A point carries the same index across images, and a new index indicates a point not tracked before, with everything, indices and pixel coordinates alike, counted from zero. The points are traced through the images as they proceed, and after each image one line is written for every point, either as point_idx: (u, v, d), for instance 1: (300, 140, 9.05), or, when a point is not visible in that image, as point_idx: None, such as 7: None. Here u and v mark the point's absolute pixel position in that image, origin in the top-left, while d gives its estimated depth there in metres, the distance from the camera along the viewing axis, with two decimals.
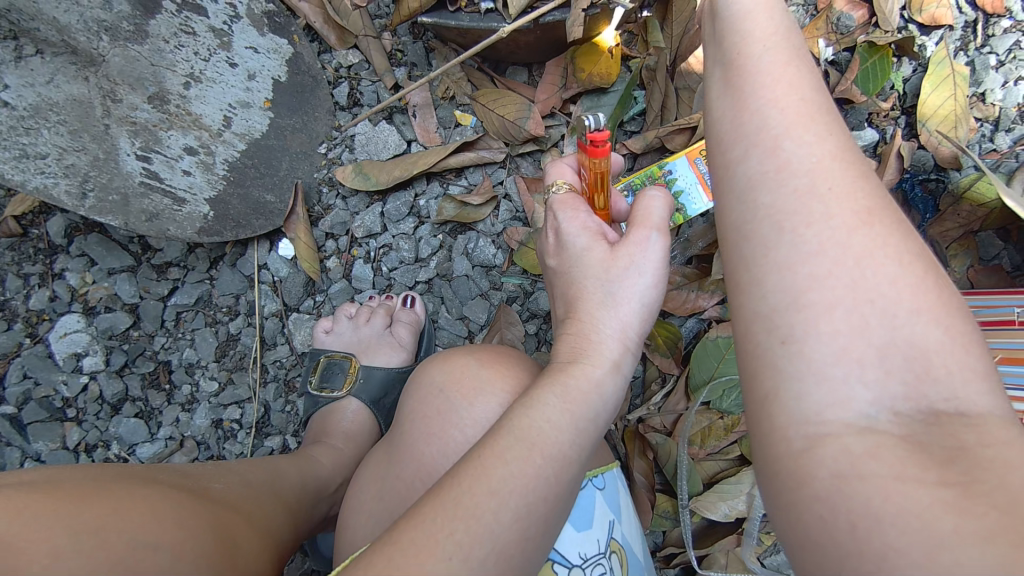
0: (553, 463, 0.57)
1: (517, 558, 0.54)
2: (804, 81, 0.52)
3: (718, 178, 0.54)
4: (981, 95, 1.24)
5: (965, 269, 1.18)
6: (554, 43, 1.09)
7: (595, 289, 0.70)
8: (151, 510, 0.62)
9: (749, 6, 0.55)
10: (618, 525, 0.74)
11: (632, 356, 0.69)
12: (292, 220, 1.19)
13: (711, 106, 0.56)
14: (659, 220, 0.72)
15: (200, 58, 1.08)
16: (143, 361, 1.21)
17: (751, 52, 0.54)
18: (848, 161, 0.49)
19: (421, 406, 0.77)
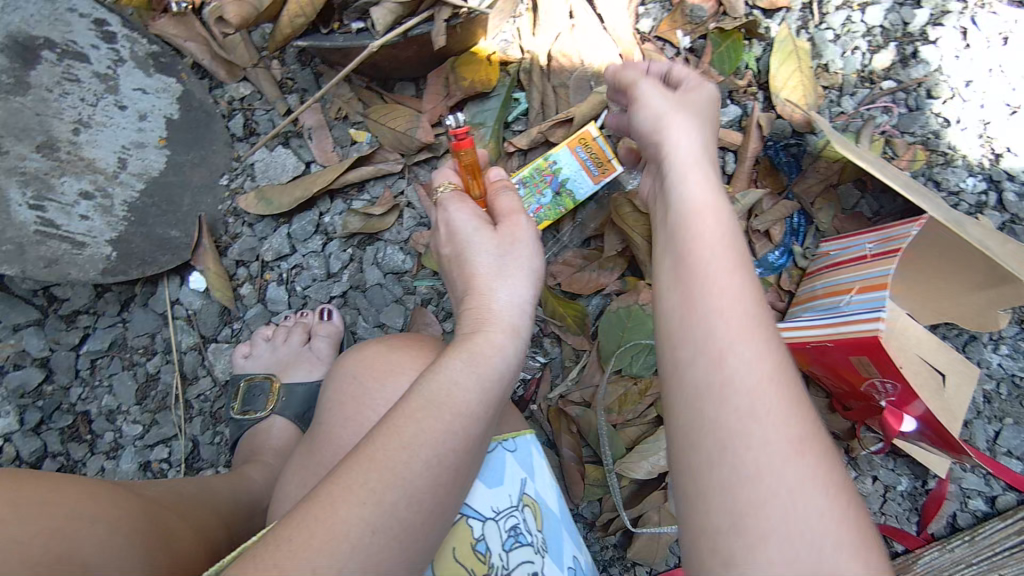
0: (461, 418, 0.61)
1: (429, 503, 0.57)
2: (758, 339, 0.59)
3: (667, 338, 0.63)
4: (825, 66, 1.40)
5: (831, 220, 1.32)
6: (435, 56, 1.17)
7: (489, 266, 0.74)
8: (95, 495, 0.69)
9: (696, 201, 0.69)
10: (530, 483, 0.74)
11: (528, 320, 0.73)
12: (200, 252, 1.21)
13: (661, 296, 0.66)
14: (514, 203, 0.81)
15: (87, 104, 1.10)
16: (60, 415, 1.20)
17: (698, 254, 0.65)
18: (771, 353, 0.59)
19: (339, 393, 0.80)
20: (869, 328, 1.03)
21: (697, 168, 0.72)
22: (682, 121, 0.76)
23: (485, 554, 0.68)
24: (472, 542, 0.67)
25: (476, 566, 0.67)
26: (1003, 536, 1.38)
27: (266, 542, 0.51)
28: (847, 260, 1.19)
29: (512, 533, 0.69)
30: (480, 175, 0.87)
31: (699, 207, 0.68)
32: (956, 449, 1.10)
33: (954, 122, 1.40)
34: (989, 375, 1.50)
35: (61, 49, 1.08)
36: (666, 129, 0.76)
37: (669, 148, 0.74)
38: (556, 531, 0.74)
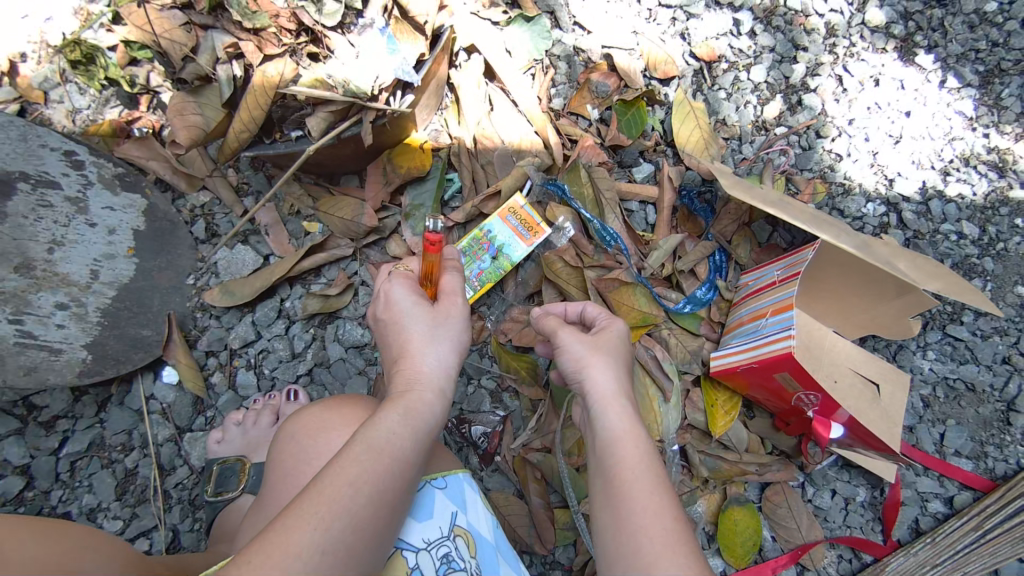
0: (398, 462, 0.71)
1: (370, 531, 0.67)
2: (672, 535, 0.72)
3: (608, 555, 0.74)
4: (722, 120, 1.58)
5: (750, 253, 1.45)
6: (373, 149, 1.31)
7: (421, 335, 0.84)
8: (95, 537, 0.81)
9: (614, 419, 0.83)
10: (462, 515, 0.87)
11: (452, 384, 0.85)
12: (170, 347, 1.31)
13: (601, 516, 0.78)
14: (457, 288, 0.93)
15: (60, 225, 1.22)
16: (42, 519, 1.25)
17: (623, 473, 0.77)
18: (684, 544, 0.71)
19: (279, 456, 0.89)
20: (784, 346, 1.11)
21: (618, 400, 0.85)
22: (603, 360, 0.90)
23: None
24: (408, 571, 0.79)
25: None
26: (963, 533, 1.36)
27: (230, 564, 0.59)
28: (756, 290, 1.31)
29: (444, 560, 0.81)
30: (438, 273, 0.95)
31: (622, 439, 0.81)
32: (886, 449, 1.17)
33: (846, 156, 1.57)
34: (924, 380, 1.49)
35: (34, 180, 1.21)
36: (589, 363, 0.89)
37: (586, 363, 0.89)
38: (489, 555, 0.86)
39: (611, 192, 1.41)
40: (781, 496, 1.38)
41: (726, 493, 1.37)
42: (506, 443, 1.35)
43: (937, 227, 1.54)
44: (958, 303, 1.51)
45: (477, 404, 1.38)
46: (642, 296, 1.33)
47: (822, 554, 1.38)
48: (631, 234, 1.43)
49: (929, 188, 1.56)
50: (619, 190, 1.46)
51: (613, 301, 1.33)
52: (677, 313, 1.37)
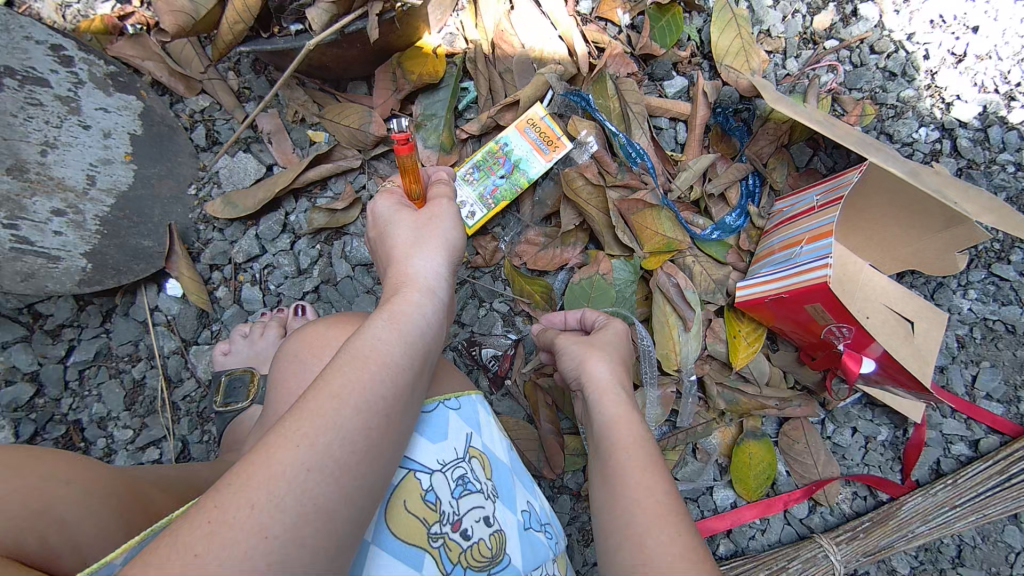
0: (386, 369, 0.66)
1: (363, 444, 0.62)
2: (667, 511, 0.66)
3: (604, 537, 0.69)
4: (765, 31, 1.43)
5: (786, 178, 1.34)
6: (381, 52, 1.21)
7: (405, 238, 0.81)
8: (71, 462, 0.74)
9: (610, 407, 0.79)
10: (476, 436, 0.83)
11: (445, 289, 0.80)
12: (173, 260, 1.26)
13: (596, 502, 0.73)
14: (445, 193, 0.89)
15: (52, 125, 1.14)
16: (52, 426, 1.25)
17: (616, 455, 0.73)
18: (678, 522, 0.65)
19: (281, 375, 0.85)
20: (820, 275, 1.03)
21: (613, 387, 0.82)
22: (600, 353, 0.87)
23: (435, 503, 0.75)
24: (422, 493, 0.75)
25: (428, 514, 0.75)
26: (986, 477, 1.31)
27: (209, 490, 0.55)
28: (791, 217, 1.22)
29: (458, 481, 0.78)
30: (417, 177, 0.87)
31: (617, 423, 0.77)
32: (917, 389, 1.12)
33: (901, 74, 1.43)
34: (961, 320, 1.40)
35: (21, 75, 1.11)
36: (588, 356, 0.87)
37: (583, 356, 0.87)
38: (502, 476, 0.84)
39: (640, 105, 1.31)
40: (801, 433, 1.34)
41: (743, 426, 1.33)
42: (517, 367, 1.30)
43: (995, 157, 1.41)
44: (1008, 240, 1.40)
45: (489, 327, 1.33)
46: (667, 220, 1.26)
47: (837, 491, 1.35)
48: (658, 151, 1.34)
49: (991, 114, 1.41)
50: (647, 105, 1.34)
51: (636, 224, 1.26)
52: (703, 239, 1.29)
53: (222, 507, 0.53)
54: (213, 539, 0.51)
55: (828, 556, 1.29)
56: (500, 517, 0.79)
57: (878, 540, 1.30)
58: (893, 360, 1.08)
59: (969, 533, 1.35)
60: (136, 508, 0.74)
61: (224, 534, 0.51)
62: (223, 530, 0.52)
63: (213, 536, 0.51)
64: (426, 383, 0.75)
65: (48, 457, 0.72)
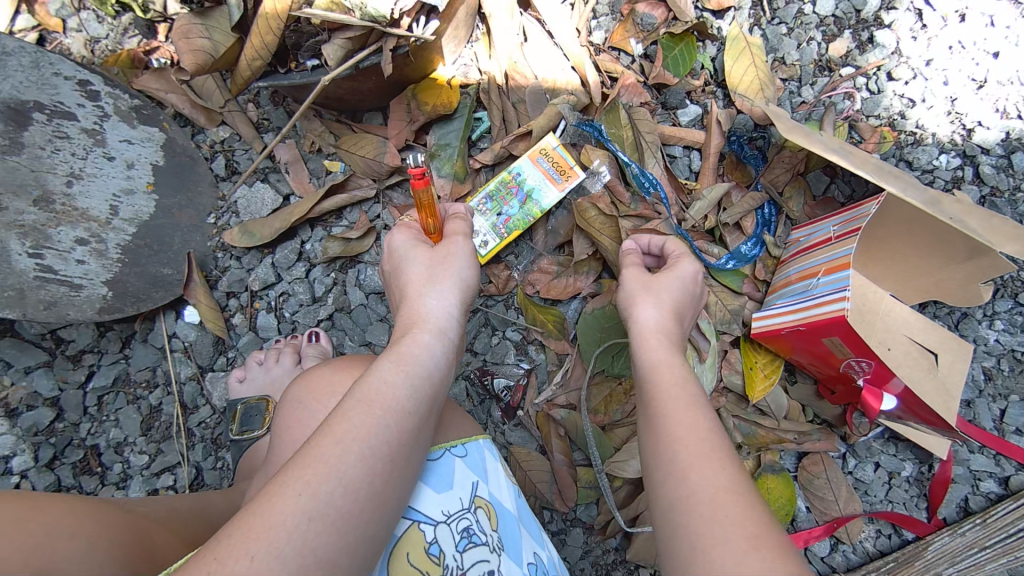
0: (392, 412, 0.66)
1: (366, 491, 0.62)
2: (711, 444, 0.68)
3: (647, 469, 0.70)
4: (780, 59, 1.43)
5: (802, 207, 1.32)
6: (396, 84, 1.24)
7: (419, 274, 0.84)
8: (72, 515, 0.73)
9: (655, 352, 0.81)
10: (482, 486, 0.83)
11: (455, 327, 0.81)
12: (191, 286, 1.28)
13: (640, 438, 0.74)
14: (462, 229, 0.92)
15: (77, 157, 1.18)
16: (71, 450, 1.27)
17: (660, 395, 0.75)
18: (720, 456, 0.66)
19: (286, 419, 0.86)
20: (838, 308, 1.01)
21: (656, 335, 0.84)
22: (647, 298, 0.89)
23: (438, 556, 0.75)
24: (426, 546, 0.75)
25: (431, 568, 0.74)
26: (1017, 517, 1.25)
27: (208, 542, 0.55)
28: (807, 247, 1.20)
29: (463, 533, 0.77)
30: (435, 212, 0.92)
31: (660, 367, 0.79)
32: (941, 426, 1.08)
33: (920, 101, 1.41)
34: (988, 351, 1.36)
35: (49, 110, 1.16)
36: (636, 303, 0.90)
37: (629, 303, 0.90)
38: (510, 527, 0.83)
39: (653, 135, 1.30)
40: (821, 467, 1.31)
41: (761, 460, 1.29)
42: (529, 397, 1.30)
43: (1020, 184, 1.38)
44: None
45: (501, 356, 1.32)
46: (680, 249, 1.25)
47: (860, 528, 1.31)
48: (672, 180, 1.33)
49: (1015, 140, 1.38)
50: (661, 134, 1.34)
51: None
52: (718, 269, 1.28)
53: (221, 561, 0.53)
54: None
55: None
56: (506, 572, 0.77)
57: None
58: (914, 395, 1.05)
59: None
60: (142, 556, 0.73)
61: None
62: None
63: None
64: (433, 427, 0.75)
65: (49, 510, 0.71)
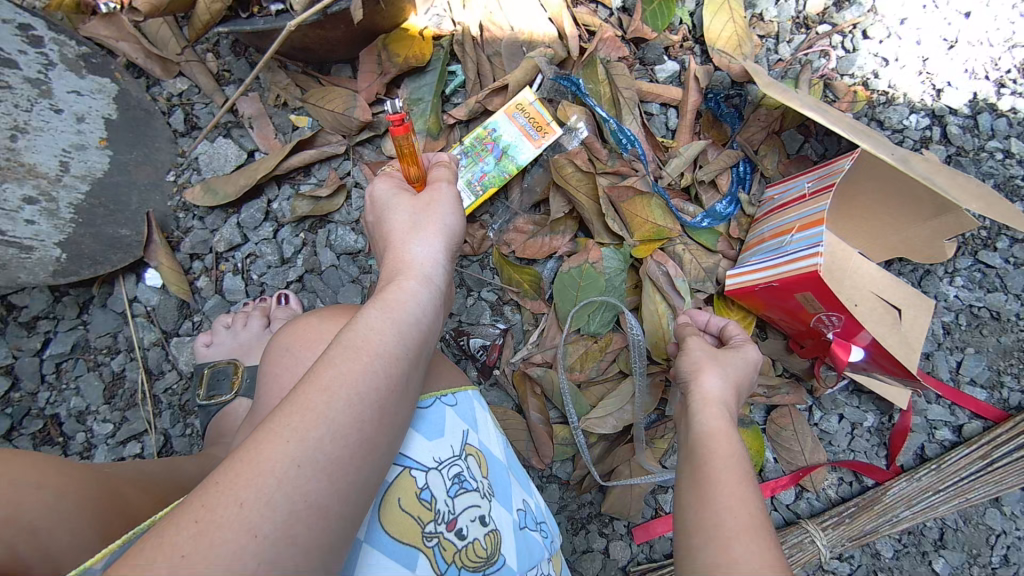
0: (380, 358, 0.70)
1: (355, 438, 0.65)
2: (758, 520, 0.65)
3: (684, 531, 0.67)
4: (759, 15, 1.42)
5: (777, 165, 1.33)
6: (364, 33, 1.17)
7: (402, 222, 0.85)
8: (39, 464, 0.71)
9: (711, 418, 0.77)
10: (472, 435, 0.91)
11: (443, 272, 0.84)
12: (152, 248, 1.22)
13: (679, 499, 0.71)
14: (445, 175, 0.93)
15: (21, 109, 1.10)
16: (30, 420, 1.22)
17: (710, 461, 0.71)
18: (763, 537, 0.63)
19: (272, 368, 0.87)
20: (811, 264, 1.02)
21: (714, 397, 0.79)
22: (712, 366, 0.85)
23: (430, 501, 0.82)
24: (418, 491, 0.82)
25: (423, 513, 0.81)
26: (969, 461, 1.33)
27: (197, 490, 0.58)
28: (781, 204, 1.21)
29: (454, 479, 0.85)
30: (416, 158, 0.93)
31: (717, 433, 0.74)
32: (903, 375, 1.12)
33: (892, 61, 1.42)
34: (948, 307, 1.41)
35: None
36: (697, 366, 0.85)
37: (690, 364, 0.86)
38: (495, 471, 0.91)
39: (630, 91, 1.28)
40: (788, 420, 1.35)
41: None
42: (506, 357, 1.30)
43: (984, 145, 1.41)
44: (994, 228, 1.40)
45: (477, 316, 1.32)
46: (658, 208, 1.25)
47: (823, 477, 1.37)
48: (649, 137, 1.32)
49: (981, 101, 1.41)
50: (639, 90, 1.33)
51: (626, 212, 1.24)
52: (693, 227, 1.28)
53: (210, 507, 0.56)
54: (199, 540, 0.54)
55: (813, 542, 1.31)
56: (495, 516, 0.86)
57: (863, 524, 1.32)
58: (881, 348, 1.08)
59: (952, 517, 1.37)
60: (111, 516, 0.72)
61: (211, 536, 0.54)
62: (212, 530, 0.54)
63: (201, 535, 0.54)
64: (422, 374, 0.78)
65: (15, 460, 0.69)
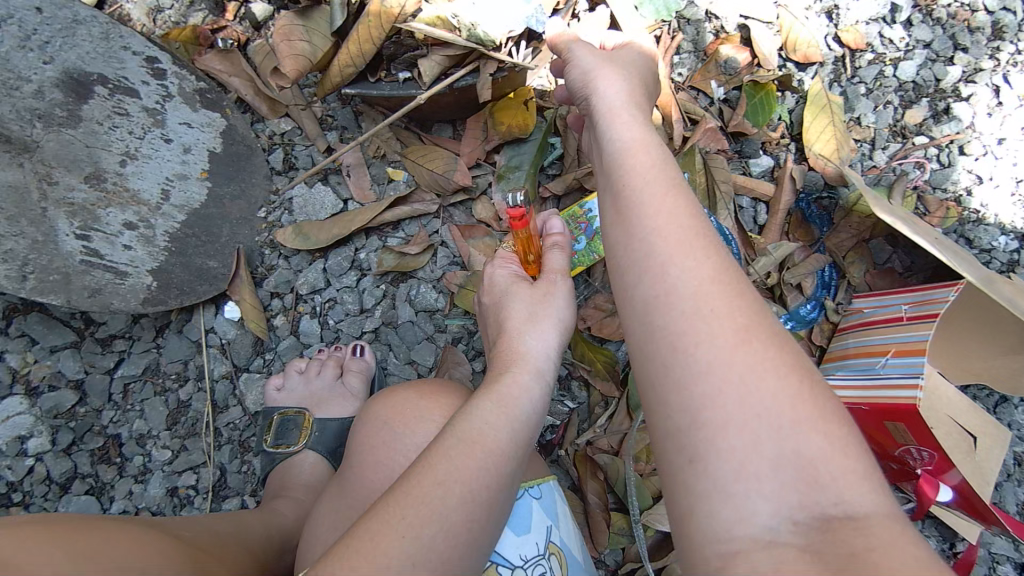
0: (491, 455, 0.74)
1: (465, 535, 0.69)
2: (682, 214, 0.66)
3: (623, 280, 0.66)
4: (856, 119, 1.40)
5: (862, 275, 1.30)
6: (470, 103, 1.20)
7: (520, 310, 0.95)
8: (134, 539, 0.69)
9: (628, 137, 0.75)
10: (555, 530, 0.90)
11: (552, 368, 0.90)
12: (236, 283, 1.24)
13: (609, 230, 0.71)
14: (559, 266, 1.02)
15: (134, 136, 1.13)
16: (90, 437, 1.22)
17: (633, 183, 0.70)
18: (694, 243, 0.63)
19: (371, 436, 0.93)
20: (908, 396, 1.01)
21: (621, 113, 0.79)
22: (608, 72, 0.85)
23: None
24: None
25: None
26: None
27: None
28: (877, 318, 1.19)
29: None
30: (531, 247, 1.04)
31: (630, 144, 0.74)
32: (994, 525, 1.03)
33: (987, 180, 1.36)
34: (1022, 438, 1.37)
35: (112, 84, 1.11)
36: (596, 78, 0.85)
37: (602, 97, 0.82)
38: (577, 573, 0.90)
39: (727, 185, 1.29)
40: None
41: None
42: (569, 436, 1.29)
43: None
44: None
45: None
46: None
47: None
48: (740, 232, 1.32)
49: None
50: (733, 183, 1.33)
51: None
52: None
53: None
54: None
55: None
56: None
57: None
58: (971, 494, 1.02)
59: None
60: None
61: None
62: None
63: None
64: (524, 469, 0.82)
65: (115, 539, 0.67)
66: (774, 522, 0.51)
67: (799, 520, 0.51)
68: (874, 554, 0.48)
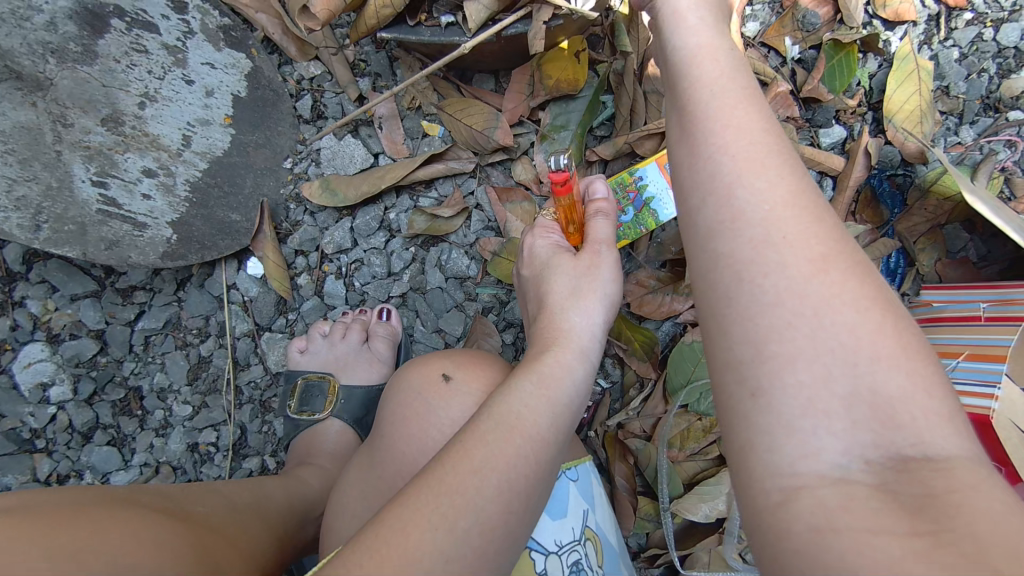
0: (532, 443, 0.65)
1: (501, 531, 0.60)
2: (753, 126, 0.55)
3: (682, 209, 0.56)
4: (945, 88, 1.25)
5: (933, 263, 1.18)
6: (518, 53, 1.08)
7: (564, 283, 0.88)
8: (128, 530, 0.64)
9: (696, 43, 0.62)
10: (591, 515, 0.85)
11: (597, 350, 0.81)
12: (260, 238, 1.17)
13: (671, 152, 0.60)
14: (604, 237, 0.94)
15: (154, 76, 1.05)
16: (112, 388, 1.19)
17: (700, 97, 0.58)
18: (765, 163, 0.53)
19: (400, 408, 0.87)
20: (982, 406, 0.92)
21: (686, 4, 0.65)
22: None
23: None
24: None
25: None
26: None
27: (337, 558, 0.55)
28: (951, 317, 1.05)
29: (573, 568, 0.79)
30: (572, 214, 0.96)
31: (697, 51, 0.61)
32: None
33: None
34: None
35: (130, 18, 1.03)
36: None
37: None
38: (612, 562, 0.84)
39: None
40: None
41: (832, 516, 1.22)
42: (598, 416, 1.23)
43: None
44: None
45: None
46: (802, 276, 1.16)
47: None
48: None
49: None
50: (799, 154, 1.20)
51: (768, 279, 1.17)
52: None
53: None
54: None
55: None
56: None
57: None
58: None
59: None
60: None
61: None
62: None
63: None
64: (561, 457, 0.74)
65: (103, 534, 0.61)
66: (844, 461, 0.43)
67: (873, 460, 0.43)
68: (957, 495, 0.41)
